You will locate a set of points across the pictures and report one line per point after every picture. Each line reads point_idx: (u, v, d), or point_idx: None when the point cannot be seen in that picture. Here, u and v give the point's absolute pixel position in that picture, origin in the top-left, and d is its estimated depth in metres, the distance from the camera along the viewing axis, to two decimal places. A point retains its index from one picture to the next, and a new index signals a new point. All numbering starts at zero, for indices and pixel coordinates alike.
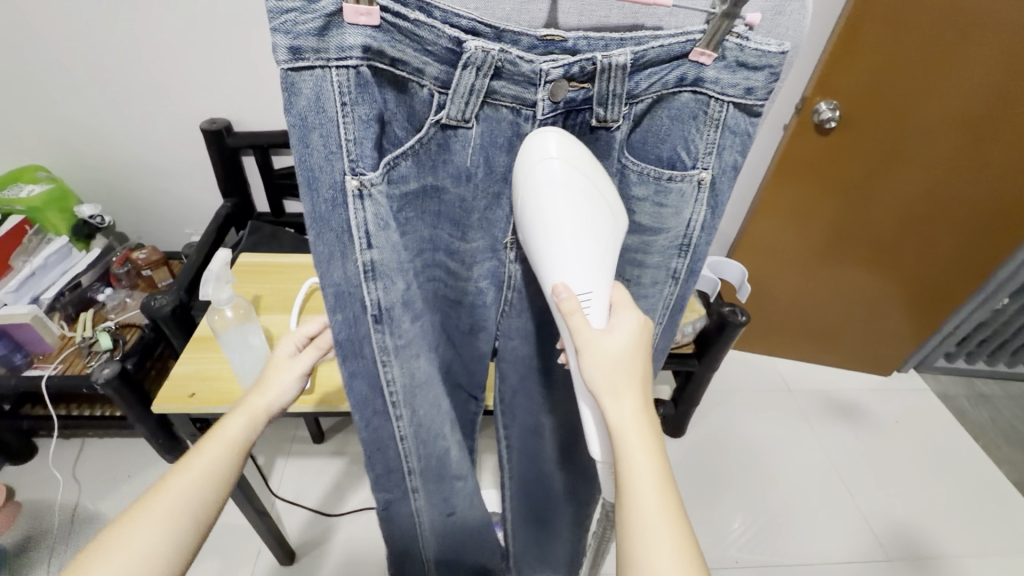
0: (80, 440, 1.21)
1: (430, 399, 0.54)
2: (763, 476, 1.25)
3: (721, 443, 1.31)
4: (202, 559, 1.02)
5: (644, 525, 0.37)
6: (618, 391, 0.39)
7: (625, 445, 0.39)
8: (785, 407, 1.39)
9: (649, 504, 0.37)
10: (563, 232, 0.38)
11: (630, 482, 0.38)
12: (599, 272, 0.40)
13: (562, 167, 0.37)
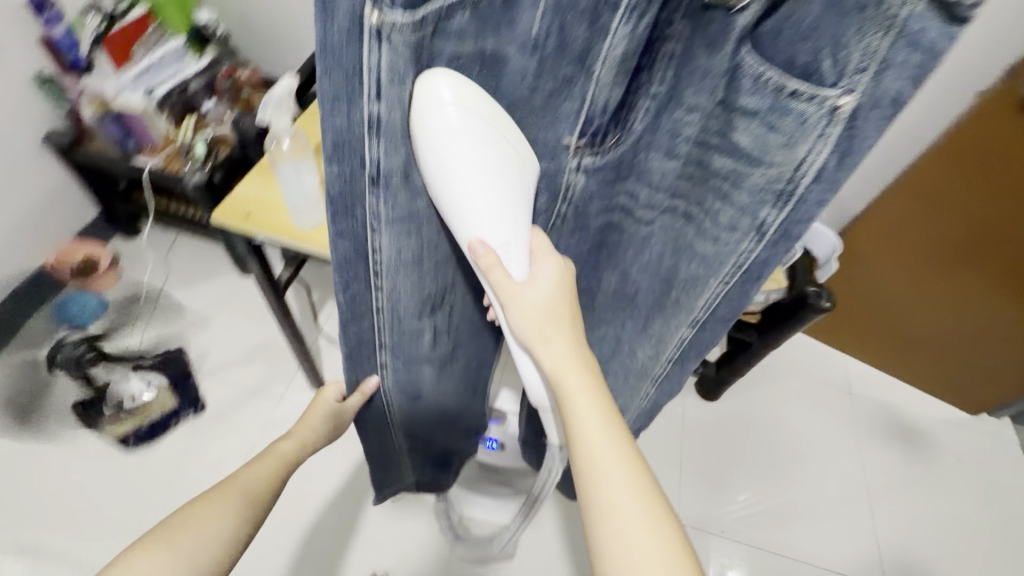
0: (173, 235, 1.35)
1: (442, 280, 0.51)
2: (784, 466, 1.20)
3: (753, 420, 1.25)
4: (251, 363, 1.17)
5: (596, 466, 0.39)
6: (548, 336, 0.41)
7: (565, 390, 0.40)
8: (837, 409, 1.28)
9: (608, 453, 0.39)
10: (471, 181, 0.36)
11: (587, 434, 0.39)
12: (510, 218, 0.38)
13: (458, 111, 0.33)
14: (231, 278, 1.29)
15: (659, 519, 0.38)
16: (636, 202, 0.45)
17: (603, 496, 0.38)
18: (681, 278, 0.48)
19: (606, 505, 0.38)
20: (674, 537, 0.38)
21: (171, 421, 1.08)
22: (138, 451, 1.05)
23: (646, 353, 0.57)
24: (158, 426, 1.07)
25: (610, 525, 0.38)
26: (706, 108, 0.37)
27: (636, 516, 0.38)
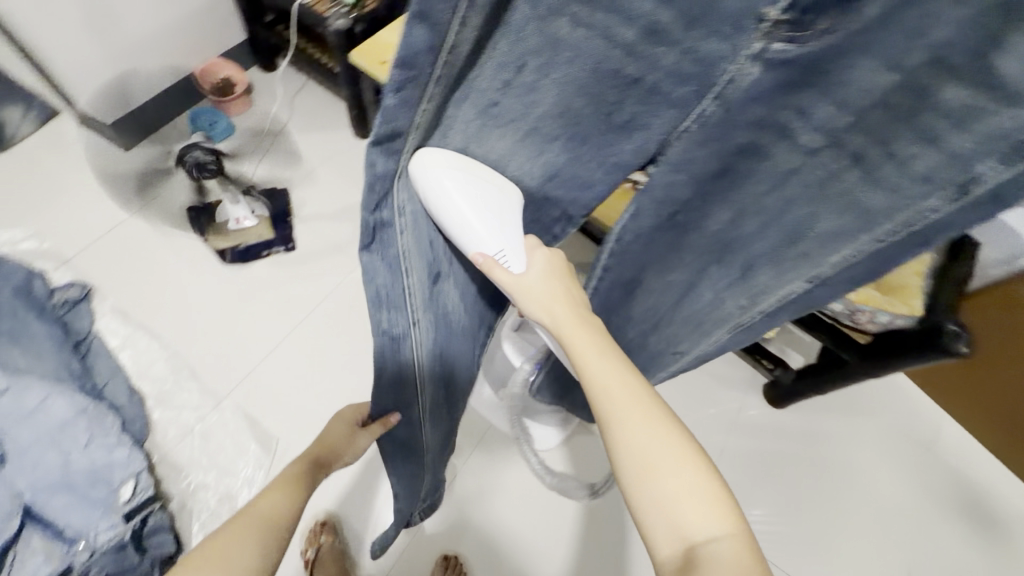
0: (303, 79, 1.38)
1: (534, 173, 0.48)
2: (827, 500, 1.17)
3: (810, 442, 1.22)
4: (343, 221, 1.21)
5: (616, 410, 0.45)
6: (551, 300, 0.50)
7: (575, 347, 0.48)
8: (908, 462, 1.20)
9: (620, 395, 0.46)
10: (470, 214, 0.44)
11: (599, 380, 0.46)
12: (501, 230, 0.46)
13: (448, 175, 0.41)
14: (345, 136, 1.31)
15: (678, 445, 0.44)
16: (806, 123, 0.38)
17: (627, 434, 0.44)
18: (817, 231, 0.45)
19: (628, 441, 0.44)
20: (693, 457, 0.44)
21: (264, 250, 1.16)
22: (231, 268, 1.14)
23: (734, 302, 0.58)
24: (252, 252, 1.16)
25: (630, 454, 0.44)
26: (986, 1, 0.27)
27: (655, 442, 0.44)
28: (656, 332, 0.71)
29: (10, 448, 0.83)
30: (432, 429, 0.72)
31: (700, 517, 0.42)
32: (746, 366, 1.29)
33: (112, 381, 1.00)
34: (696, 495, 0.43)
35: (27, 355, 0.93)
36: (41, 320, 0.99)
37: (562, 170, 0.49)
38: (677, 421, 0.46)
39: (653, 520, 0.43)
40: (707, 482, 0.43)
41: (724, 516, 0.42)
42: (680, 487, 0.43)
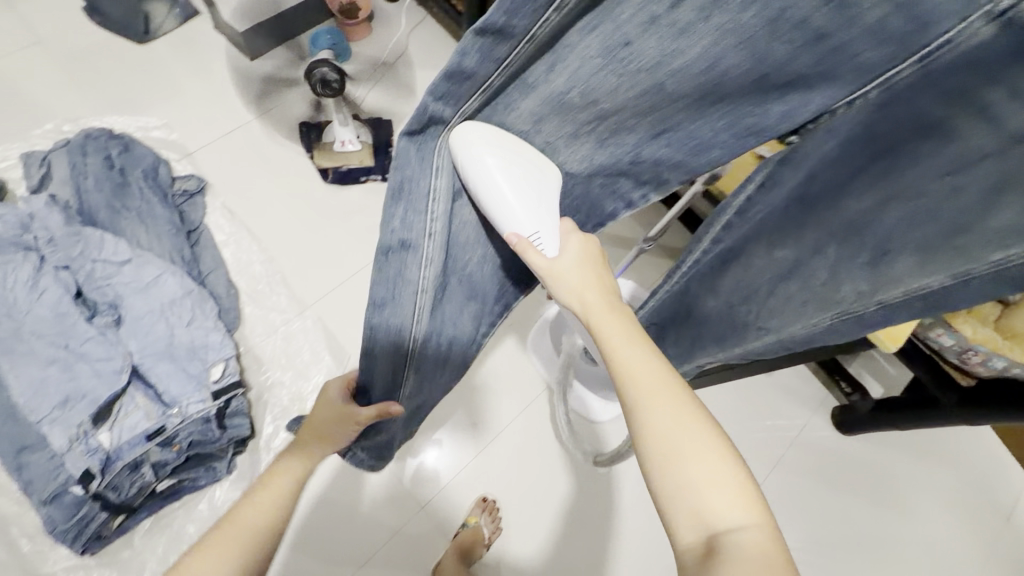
0: (423, 15, 1.38)
1: (640, 134, 0.46)
2: (881, 535, 1.13)
3: (871, 474, 1.17)
4: None
5: (641, 396, 0.45)
6: (581, 284, 0.51)
7: (603, 334, 0.49)
8: (971, 517, 1.15)
9: (647, 380, 0.45)
10: (509, 191, 0.47)
11: (624, 366, 0.46)
12: (539, 213, 0.49)
13: (490, 155, 0.44)
14: None
15: (705, 434, 0.43)
16: (1019, 108, 0.34)
17: (652, 420, 0.44)
18: (982, 229, 0.38)
19: (654, 428, 0.44)
20: (720, 447, 0.43)
21: (362, 176, 1.20)
22: (329, 187, 1.19)
23: (851, 286, 0.47)
24: (352, 175, 1.19)
25: (654, 441, 0.43)
26: None
27: (681, 429, 0.43)
28: (743, 306, 0.58)
29: (128, 313, 0.94)
30: (416, 386, 0.68)
31: (726, 507, 0.41)
32: (819, 386, 1.24)
33: (215, 272, 1.07)
34: (722, 484, 0.42)
35: (149, 235, 1.03)
36: (164, 204, 1.07)
37: (675, 128, 0.45)
38: (705, 410, 0.45)
39: (676, 508, 0.42)
40: (734, 473, 0.42)
41: (751, 506, 0.41)
42: (706, 474, 0.42)
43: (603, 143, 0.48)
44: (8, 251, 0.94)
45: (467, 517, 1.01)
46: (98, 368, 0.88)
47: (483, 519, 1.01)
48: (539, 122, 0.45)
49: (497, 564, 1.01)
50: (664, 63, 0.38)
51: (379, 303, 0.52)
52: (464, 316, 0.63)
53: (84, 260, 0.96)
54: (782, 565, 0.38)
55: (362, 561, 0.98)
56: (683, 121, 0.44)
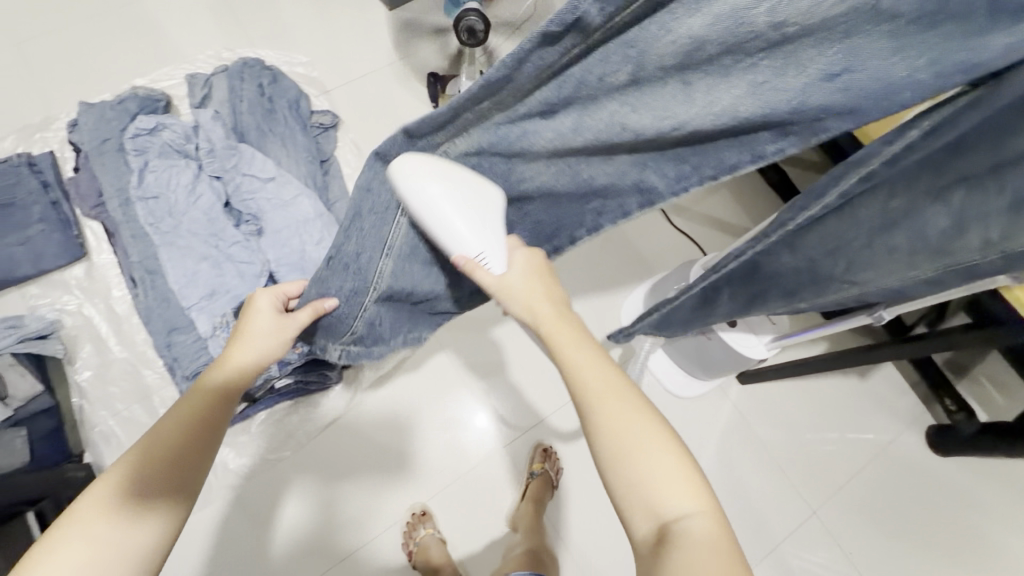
0: None
1: (810, 75, 0.36)
2: (963, 561, 1.08)
3: (960, 499, 1.12)
4: None
5: (595, 398, 0.48)
6: (535, 292, 0.54)
7: (557, 340, 0.51)
8: None
9: (592, 380, 0.49)
10: (450, 218, 0.49)
11: (576, 372, 0.49)
12: (484, 237, 0.51)
13: (431, 184, 0.46)
14: None
15: (650, 430, 0.46)
16: None
17: (605, 420, 0.47)
18: None
19: (600, 427, 0.47)
20: (663, 440, 0.46)
21: None
22: None
23: (977, 234, 0.44)
24: None
25: (608, 440, 0.46)
26: None
27: (626, 425, 0.46)
28: (829, 260, 0.58)
29: (268, 226, 1.03)
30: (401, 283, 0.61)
31: (673, 494, 0.43)
32: (917, 401, 1.19)
33: (340, 202, 1.14)
34: (668, 474, 0.44)
35: (289, 159, 1.11)
36: (303, 133, 1.15)
37: (858, 70, 0.36)
38: (648, 407, 0.48)
39: (629, 498, 0.44)
40: (680, 466, 0.45)
41: (697, 492, 0.44)
42: (655, 465, 0.44)
43: (757, 89, 0.38)
44: (173, 157, 1.06)
45: (532, 465, 1.06)
46: (242, 269, 0.99)
47: (546, 465, 1.06)
48: (695, 52, 0.35)
49: (562, 502, 1.06)
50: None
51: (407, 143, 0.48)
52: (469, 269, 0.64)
53: (236, 173, 1.06)
54: (729, 544, 0.41)
55: (443, 483, 1.04)
56: (871, 56, 0.35)
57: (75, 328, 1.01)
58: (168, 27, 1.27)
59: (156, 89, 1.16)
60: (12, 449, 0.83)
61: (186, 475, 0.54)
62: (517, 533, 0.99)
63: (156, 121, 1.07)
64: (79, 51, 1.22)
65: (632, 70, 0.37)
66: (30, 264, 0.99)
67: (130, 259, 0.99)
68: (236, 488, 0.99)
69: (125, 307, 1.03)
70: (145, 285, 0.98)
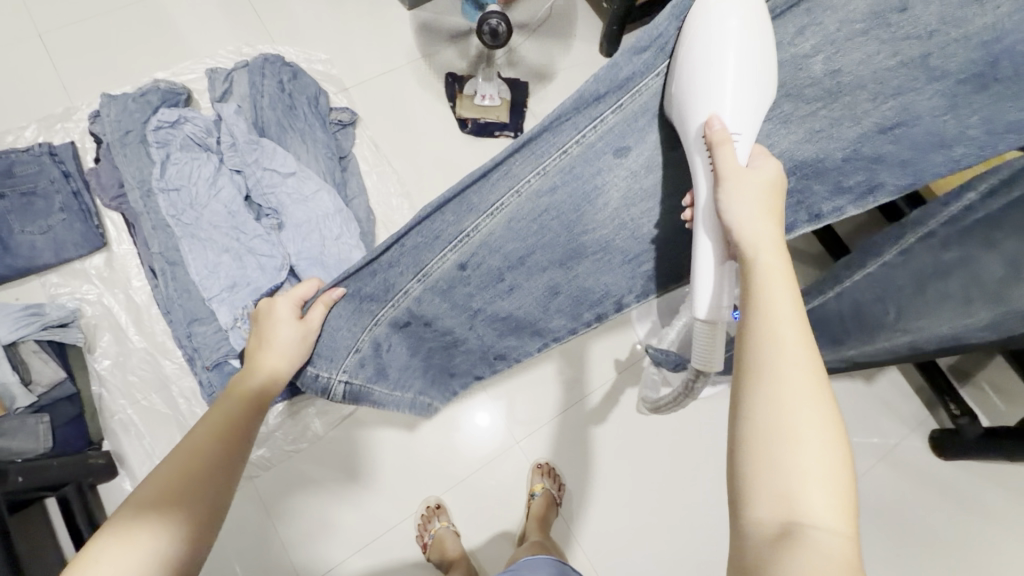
0: None
1: (867, 126, 0.51)
2: (962, 560, 1.11)
3: (962, 501, 1.14)
4: None
5: (777, 345, 0.39)
6: (747, 204, 0.45)
7: (761, 263, 0.42)
8: None
9: (786, 330, 0.39)
10: (727, 74, 0.45)
11: (775, 309, 0.40)
12: (748, 112, 0.46)
13: (732, 20, 0.43)
14: (591, 52, 1.36)
15: (825, 417, 0.37)
16: None
17: (783, 374, 0.38)
18: None
19: (769, 381, 0.38)
20: (834, 423, 0.37)
21: (498, 131, 1.27)
22: (468, 137, 1.26)
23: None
24: (489, 129, 1.26)
25: (775, 399, 0.37)
26: None
27: (801, 398, 0.37)
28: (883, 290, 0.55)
29: (289, 220, 1.05)
30: (423, 308, 0.60)
31: (825, 492, 0.35)
32: (920, 405, 1.21)
33: (358, 198, 1.15)
34: (829, 463, 0.36)
35: (309, 154, 1.13)
36: (322, 130, 1.17)
37: (911, 122, 0.50)
38: (829, 395, 0.38)
39: (764, 475, 0.36)
40: (839, 472, 0.36)
41: (847, 510, 0.35)
42: (812, 458, 0.35)
43: None
44: (195, 149, 1.07)
45: (533, 485, 1.04)
46: (263, 263, 1.01)
47: (546, 484, 1.04)
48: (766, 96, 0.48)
49: (567, 514, 1.06)
50: (938, 32, 0.45)
51: (546, 122, 0.47)
52: (512, 311, 0.64)
53: (256, 167, 1.07)
54: None
55: (456, 477, 1.06)
56: (922, 112, 0.49)
57: (95, 317, 1.02)
58: (187, 22, 1.28)
59: (177, 83, 1.17)
60: (36, 433, 0.84)
61: (206, 488, 0.53)
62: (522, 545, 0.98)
63: (178, 114, 1.08)
64: (100, 44, 1.23)
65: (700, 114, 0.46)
66: (51, 252, 1.00)
67: (152, 250, 1.01)
68: (252, 480, 1.01)
69: (144, 298, 1.04)
70: (166, 276, 1.00)
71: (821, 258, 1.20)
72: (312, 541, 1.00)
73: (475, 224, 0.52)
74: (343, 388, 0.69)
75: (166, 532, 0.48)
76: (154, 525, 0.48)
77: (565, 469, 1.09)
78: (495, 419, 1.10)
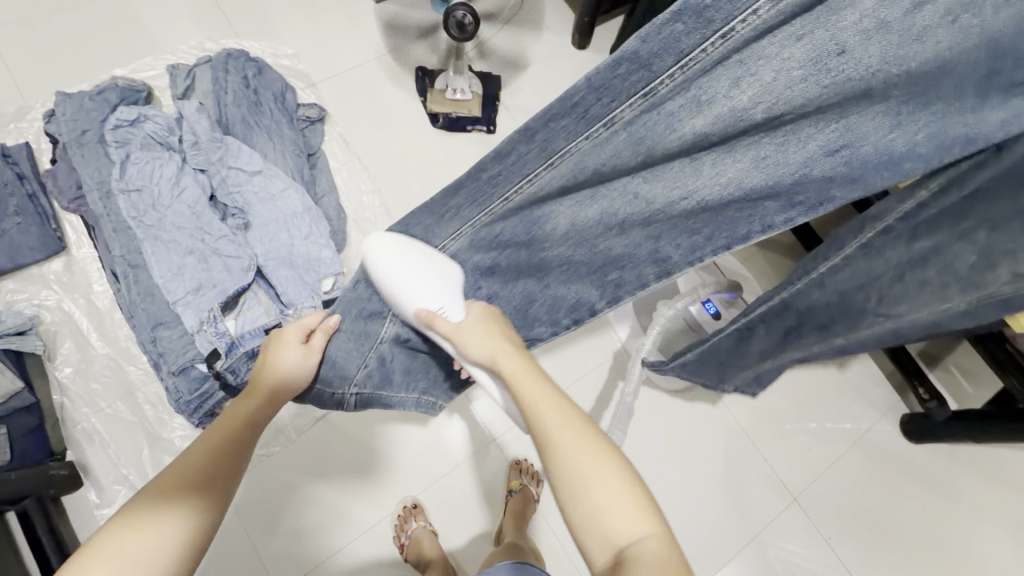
0: None
1: (811, 149, 0.39)
2: (933, 539, 1.13)
3: (932, 481, 1.17)
4: None
5: (551, 431, 0.49)
6: (489, 337, 0.56)
7: (515, 380, 0.52)
8: None
9: (547, 411, 0.50)
10: (408, 283, 0.57)
11: (533, 411, 0.50)
12: (442, 292, 0.57)
13: (389, 257, 0.57)
14: (563, 44, 1.36)
15: (602, 454, 0.47)
16: None
17: (559, 455, 0.47)
18: None
19: (558, 457, 0.47)
20: (614, 469, 0.47)
21: (470, 125, 1.25)
22: (439, 131, 1.25)
23: (1006, 267, 0.43)
24: (460, 123, 1.25)
25: (563, 474, 0.47)
26: None
27: (576, 450, 0.47)
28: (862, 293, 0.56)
29: (255, 220, 1.02)
30: (418, 322, 0.63)
31: (627, 520, 0.44)
32: (891, 390, 1.23)
33: (328, 195, 1.13)
34: (622, 500, 0.45)
35: (276, 152, 1.10)
36: (290, 127, 1.14)
37: (858, 144, 0.39)
38: (603, 440, 0.49)
39: (589, 524, 0.45)
40: (627, 484, 0.46)
41: (642, 506, 0.45)
42: (606, 489, 0.46)
43: (760, 163, 0.41)
44: (157, 149, 1.03)
45: (510, 483, 1.05)
46: (229, 264, 0.98)
47: (523, 480, 1.05)
48: (699, 142, 0.41)
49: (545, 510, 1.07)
50: (881, 71, 0.34)
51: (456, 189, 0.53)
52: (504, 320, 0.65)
53: (220, 166, 1.04)
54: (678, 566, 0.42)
55: (435, 475, 1.06)
56: (868, 132, 0.38)
57: (54, 323, 0.98)
58: (146, 16, 1.24)
59: (136, 80, 1.14)
60: None
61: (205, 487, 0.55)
62: (500, 542, 0.99)
63: (137, 113, 1.04)
64: (55, 39, 1.18)
65: (645, 154, 0.43)
66: (5, 258, 0.96)
67: (113, 253, 0.98)
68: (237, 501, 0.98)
69: (106, 302, 1.01)
70: (128, 280, 0.97)
71: (794, 247, 1.21)
72: (297, 544, 0.99)
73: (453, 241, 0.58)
74: (355, 399, 0.73)
75: (170, 522, 0.51)
76: (159, 517, 0.51)
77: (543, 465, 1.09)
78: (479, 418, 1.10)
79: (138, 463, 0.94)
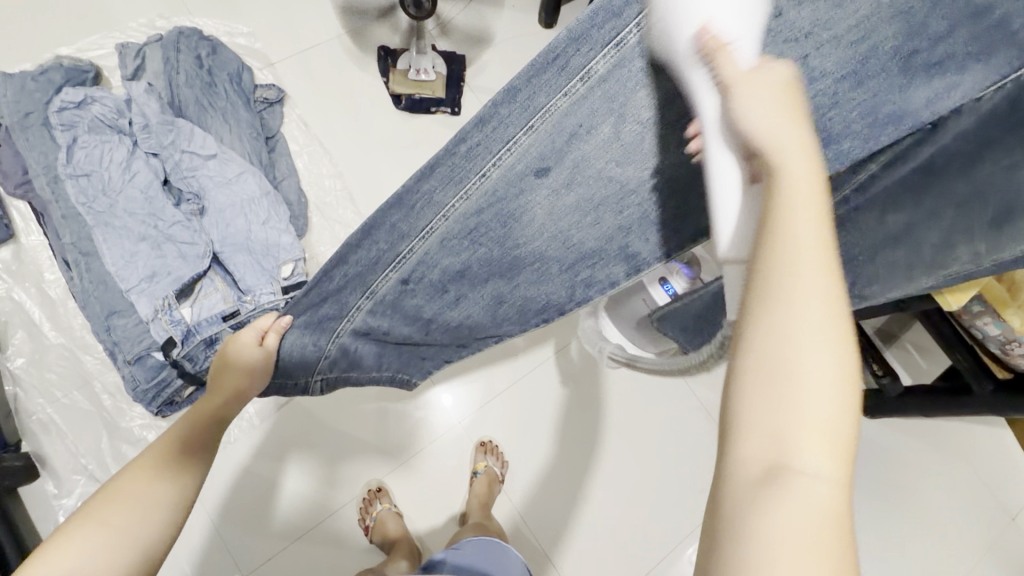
0: None
1: None
2: (884, 508, 1.18)
3: (886, 454, 1.21)
4: None
5: (786, 267, 0.31)
6: (767, 108, 0.35)
7: (780, 175, 0.33)
8: (973, 506, 1.20)
9: (804, 254, 0.31)
10: None
11: (786, 229, 0.32)
12: (747, 14, 0.37)
13: None
14: (530, 23, 1.34)
15: (834, 352, 0.30)
16: None
17: (782, 306, 0.30)
18: None
19: (783, 305, 0.30)
20: (838, 364, 0.30)
21: (433, 106, 1.23)
22: (402, 113, 1.23)
23: None
24: (424, 105, 1.23)
25: (769, 334, 0.30)
26: None
27: (805, 307, 0.30)
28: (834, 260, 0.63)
29: (211, 205, 1.00)
30: (378, 322, 0.59)
31: (817, 445, 0.29)
32: None
33: (288, 180, 1.11)
34: (823, 407, 0.29)
35: (232, 135, 1.07)
36: (247, 108, 1.11)
37: None
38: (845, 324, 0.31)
39: (757, 419, 0.29)
40: (841, 416, 0.29)
41: (844, 456, 0.29)
42: (809, 403, 0.29)
43: None
44: (106, 132, 1.00)
45: (475, 464, 1.05)
46: (183, 251, 0.97)
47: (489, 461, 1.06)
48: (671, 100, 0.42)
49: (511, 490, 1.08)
50: (812, 37, 0.39)
51: (428, 166, 0.46)
52: (474, 315, 0.60)
53: (173, 150, 1.01)
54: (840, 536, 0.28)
55: (400, 458, 1.06)
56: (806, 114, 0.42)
57: (4, 313, 0.96)
58: None
59: (84, 60, 1.09)
60: None
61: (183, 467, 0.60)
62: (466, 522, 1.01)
63: (84, 94, 1.00)
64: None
65: (617, 122, 0.44)
66: None
67: (63, 241, 0.96)
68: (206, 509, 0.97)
69: (59, 291, 0.99)
70: (80, 268, 0.95)
71: None
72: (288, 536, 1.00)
73: (406, 250, 0.51)
74: (320, 385, 0.69)
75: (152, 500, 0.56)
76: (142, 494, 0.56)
77: (508, 448, 1.10)
78: (457, 399, 1.11)
79: (97, 453, 0.93)
